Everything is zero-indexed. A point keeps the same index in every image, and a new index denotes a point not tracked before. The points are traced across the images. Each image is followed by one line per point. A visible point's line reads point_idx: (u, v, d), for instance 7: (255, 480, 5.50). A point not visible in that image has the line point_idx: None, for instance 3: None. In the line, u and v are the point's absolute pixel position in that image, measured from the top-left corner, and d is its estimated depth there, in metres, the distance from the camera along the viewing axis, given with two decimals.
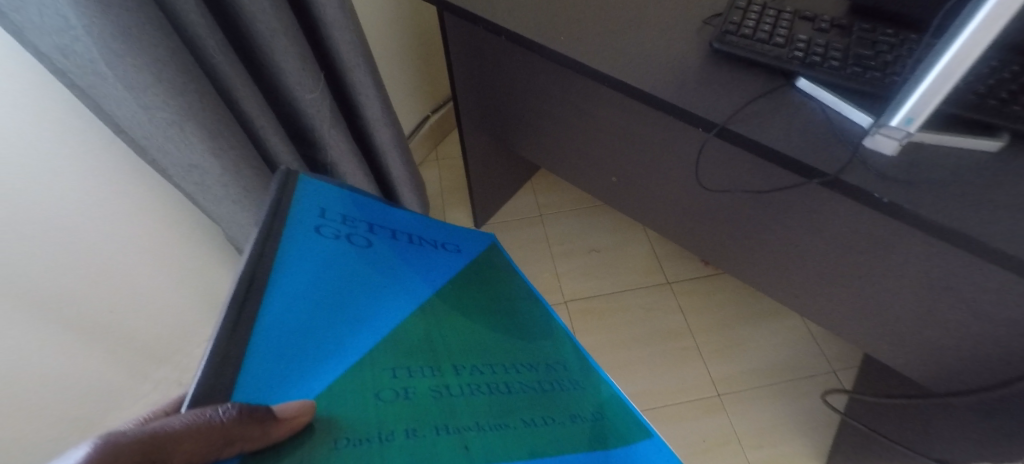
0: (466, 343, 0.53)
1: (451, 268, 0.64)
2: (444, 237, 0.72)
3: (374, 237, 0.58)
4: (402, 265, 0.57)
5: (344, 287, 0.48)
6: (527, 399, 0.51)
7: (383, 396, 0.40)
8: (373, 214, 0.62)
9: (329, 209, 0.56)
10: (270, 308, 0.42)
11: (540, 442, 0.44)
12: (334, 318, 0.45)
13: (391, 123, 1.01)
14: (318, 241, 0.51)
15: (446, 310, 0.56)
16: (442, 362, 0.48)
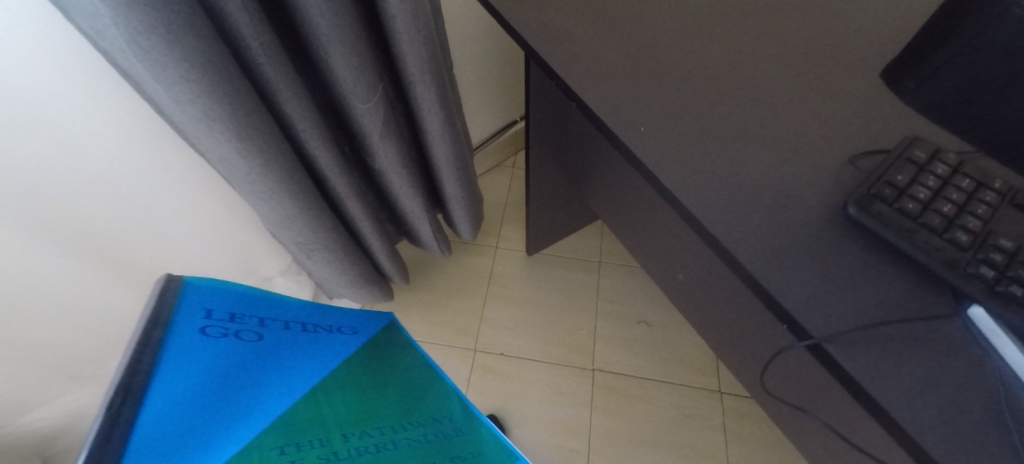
0: (348, 397, 0.36)
1: (366, 360, 0.41)
2: (336, 318, 0.42)
3: (268, 331, 0.34)
4: (290, 368, 0.33)
5: (225, 390, 0.28)
6: (438, 447, 0.39)
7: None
8: (262, 306, 0.34)
9: (216, 306, 0.29)
10: (143, 425, 0.23)
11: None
12: (219, 426, 0.26)
13: (451, 158, 0.88)
14: (205, 343, 0.28)
15: (343, 376, 0.37)
16: (325, 428, 0.32)
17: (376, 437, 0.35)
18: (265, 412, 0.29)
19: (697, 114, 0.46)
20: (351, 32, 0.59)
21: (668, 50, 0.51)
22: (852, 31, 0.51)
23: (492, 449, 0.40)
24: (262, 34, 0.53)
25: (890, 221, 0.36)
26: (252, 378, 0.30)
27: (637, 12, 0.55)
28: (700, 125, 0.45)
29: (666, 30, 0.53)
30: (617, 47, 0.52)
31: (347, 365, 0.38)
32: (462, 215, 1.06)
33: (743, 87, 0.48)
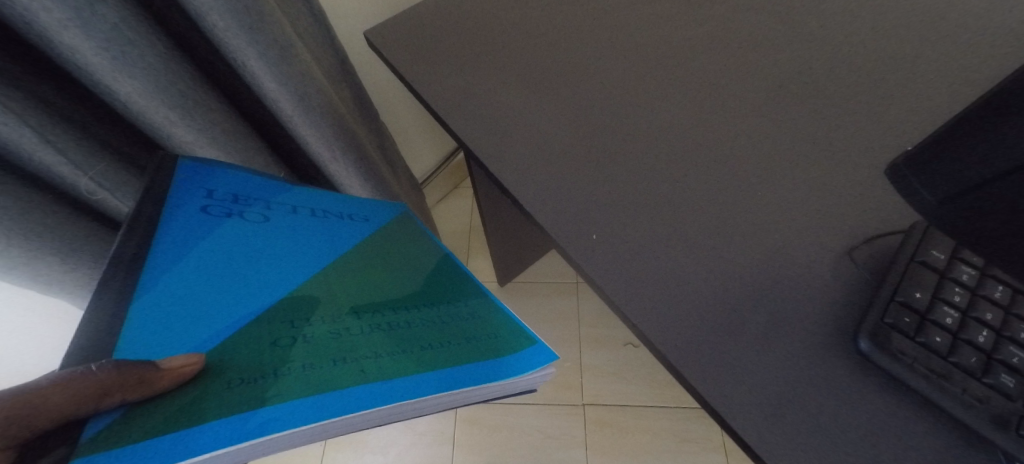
0: (362, 278, 0.32)
1: (381, 236, 0.37)
2: (354, 210, 0.39)
3: (280, 205, 0.33)
4: (314, 232, 0.33)
5: (232, 261, 0.27)
6: (460, 326, 0.31)
7: (284, 354, 0.23)
8: (268, 190, 0.34)
9: (218, 189, 0.30)
10: (143, 302, 0.24)
11: (485, 356, 0.28)
12: (224, 288, 0.26)
13: None
14: (202, 221, 0.28)
15: (356, 251, 0.33)
16: (332, 302, 0.28)
17: (397, 314, 0.30)
18: (279, 284, 0.27)
19: (663, 210, 0.38)
20: (221, 129, 0.47)
21: (619, 118, 0.43)
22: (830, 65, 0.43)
23: (516, 337, 0.32)
24: (93, 164, 0.41)
25: (918, 363, 0.29)
26: (243, 239, 0.29)
27: (573, 67, 0.46)
28: (668, 229, 0.37)
29: (611, 89, 0.44)
30: (558, 122, 0.43)
31: (369, 238, 0.36)
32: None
33: (713, 162, 0.39)
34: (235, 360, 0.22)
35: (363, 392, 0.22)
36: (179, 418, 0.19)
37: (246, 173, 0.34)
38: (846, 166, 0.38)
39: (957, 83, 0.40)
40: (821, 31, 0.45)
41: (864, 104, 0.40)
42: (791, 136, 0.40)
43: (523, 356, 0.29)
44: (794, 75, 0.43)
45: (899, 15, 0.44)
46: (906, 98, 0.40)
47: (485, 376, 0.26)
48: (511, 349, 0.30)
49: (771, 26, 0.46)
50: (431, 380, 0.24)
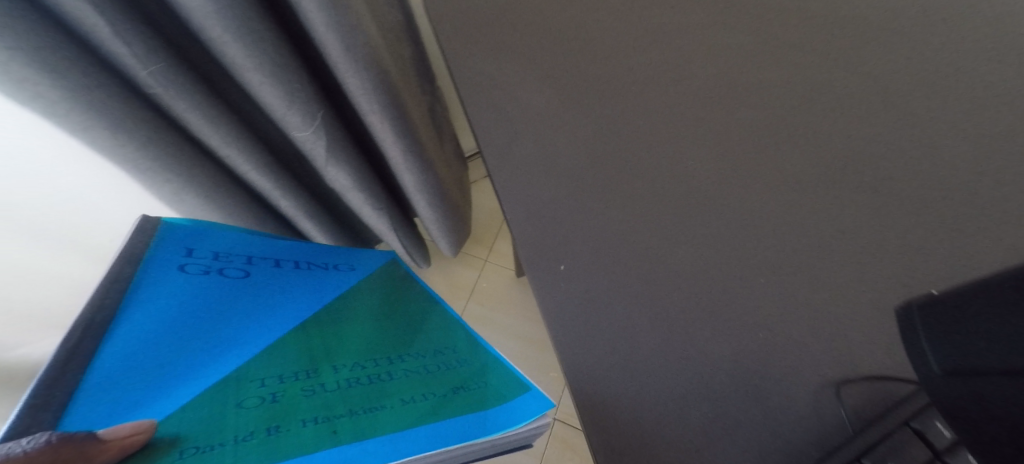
0: (358, 335, 0.34)
1: (355, 288, 0.40)
2: (341, 257, 0.44)
3: (258, 264, 0.35)
4: (291, 296, 0.35)
5: (205, 328, 0.29)
6: (440, 379, 0.32)
7: (268, 411, 0.25)
8: (252, 247, 0.35)
9: (199, 248, 0.31)
10: (98, 375, 0.24)
11: (472, 406, 0.29)
12: (185, 365, 0.27)
13: (424, 186, 0.76)
14: (182, 285, 0.29)
15: (331, 308, 0.36)
16: (312, 359, 0.30)
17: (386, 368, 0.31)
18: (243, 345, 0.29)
19: (641, 255, 0.37)
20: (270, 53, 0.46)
21: (633, 149, 0.41)
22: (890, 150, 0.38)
23: (512, 383, 0.33)
24: (152, 61, 0.40)
25: None
26: (218, 306, 0.30)
27: (612, 87, 0.44)
28: (642, 280, 0.36)
29: (641, 122, 0.42)
30: (573, 138, 0.42)
31: (347, 297, 0.38)
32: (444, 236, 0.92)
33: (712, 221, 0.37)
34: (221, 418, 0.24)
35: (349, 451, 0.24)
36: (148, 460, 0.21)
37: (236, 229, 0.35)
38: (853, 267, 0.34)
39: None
40: (898, 106, 0.39)
41: (906, 205, 0.36)
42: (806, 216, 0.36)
43: (509, 407, 0.29)
44: (843, 151, 0.38)
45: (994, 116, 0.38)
46: (959, 209, 0.35)
47: (477, 427, 0.26)
48: (499, 398, 0.30)
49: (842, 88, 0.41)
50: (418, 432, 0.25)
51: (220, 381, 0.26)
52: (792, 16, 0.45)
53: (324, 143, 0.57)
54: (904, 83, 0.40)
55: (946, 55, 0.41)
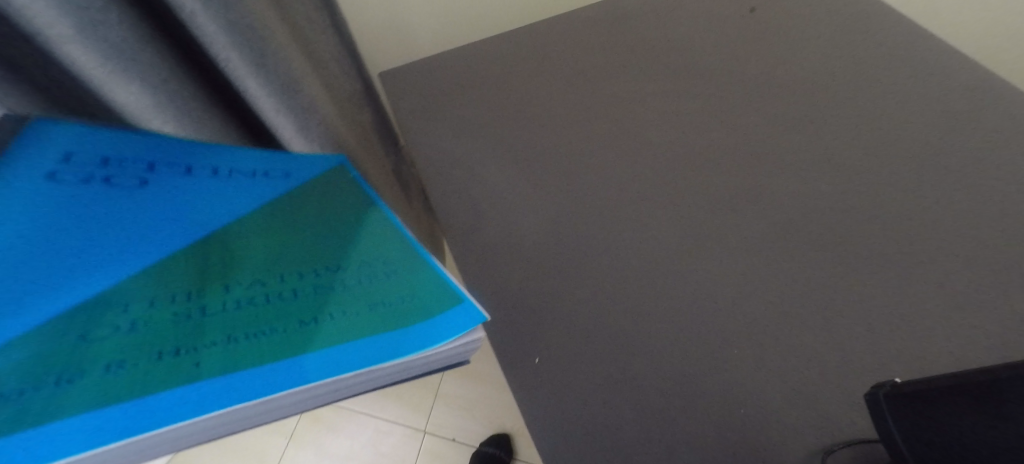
0: (250, 250, 0.34)
1: (303, 194, 0.39)
2: (275, 165, 0.41)
3: (161, 173, 0.37)
4: (203, 198, 0.36)
5: (100, 227, 0.33)
6: (361, 288, 0.33)
7: (80, 395, 0.26)
8: (138, 150, 0.37)
9: (79, 154, 0.35)
10: None
11: (389, 328, 0.31)
12: (51, 289, 0.29)
13: None
14: (59, 195, 0.33)
15: (260, 219, 0.36)
16: (202, 275, 0.31)
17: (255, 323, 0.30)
18: (136, 250, 0.32)
19: (612, 332, 0.39)
20: None
21: (593, 230, 0.44)
22: (836, 212, 0.41)
23: (438, 297, 0.33)
24: None
25: None
26: (107, 224, 0.33)
27: (565, 176, 0.48)
28: (607, 359, 0.38)
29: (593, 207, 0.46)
30: (535, 223, 0.46)
31: (282, 201, 0.38)
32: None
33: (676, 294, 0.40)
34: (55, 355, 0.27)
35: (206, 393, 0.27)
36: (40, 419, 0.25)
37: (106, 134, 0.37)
38: (809, 328, 0.37)
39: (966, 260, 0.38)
40: (838, 171, 0.43)
41: (857, 265, 0.39)
42: (762, 283, 0.39)
43: (437, 321, 0.31)
44: (792, 218, 0.42)
45: (903, 166, 0.43)
46: (906, 266, 0.38)
47: (385, 353, 0.29)
48: (428, 312, 0.32)
49: (783, 159, 0.45)
50: (277, 369, 0.28)
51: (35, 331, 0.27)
52: (732, 99, 0.50)
53: None
54: (841, 150, 0.44)
55: (850, 119, 0.46)
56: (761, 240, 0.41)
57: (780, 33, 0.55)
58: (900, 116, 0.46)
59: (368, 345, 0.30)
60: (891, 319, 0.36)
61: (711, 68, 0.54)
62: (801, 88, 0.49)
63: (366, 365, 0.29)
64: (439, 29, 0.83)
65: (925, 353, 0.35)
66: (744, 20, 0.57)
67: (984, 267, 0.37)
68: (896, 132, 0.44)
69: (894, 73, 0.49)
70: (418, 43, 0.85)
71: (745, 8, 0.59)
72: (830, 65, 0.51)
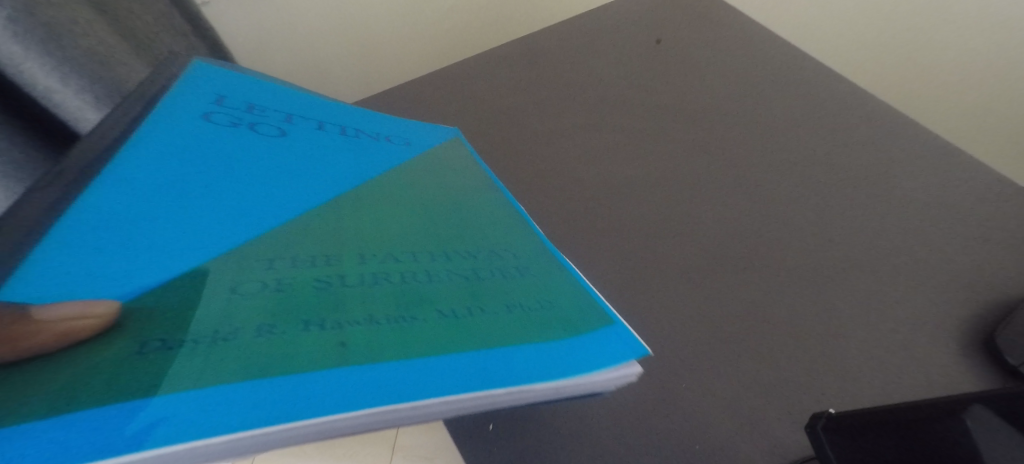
0: (412, 216, 0.36)
1: (415, 161, 0.43)
2: (388, 129, 0.46)
3: (292, 124, 0.40)
4: (319, 147, 0.39)
5: (246, 159, 0.35)
6: (499, 282, 0.31)
7: (318, 350, 0.23)
8: (291, 107, 0.41)
9: (227, 98, 0.38)
10: (75, 222, 0.27)
11: (547, 337, 0.28)
12: (202, 188, 0.32)
13: None
14: (203, 128, 0.35)
15: (388, 181, 0.39)
16: (342, 246, 0.31)
17: (423, 291, 0.28)
18: (274, 202, 0.33)
19: None
20: None
21: None
22: (752, 236, 0.45)
23: (581, 312, 0.31)
24: None
25: None
26: (248, 147, 0.36)
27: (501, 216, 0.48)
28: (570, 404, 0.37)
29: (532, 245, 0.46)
30: None
31: (412, 167, 0.42)
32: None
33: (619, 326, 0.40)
34: (197, 314, 0.24)
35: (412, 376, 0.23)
36: (210, 376, 0.21)
37: (272, 92, 0.41)
38: (745, 347, 0.39)
39: (865, 273, 0.43)
40: (748, 199, 0.48)
41: (778, 283, 0.42)
42: (697, 307, 0.41)
43: (595, 339, 0.29)
44: (716, 243, 0.45)
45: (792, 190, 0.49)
46: (814, 279, 0.43)
47: (535, 370, 0.26)
48: (587, 326, 0.30)
49: (700, 188, 0.49)
50: (496, 356, 0.26)
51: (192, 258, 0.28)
52: (653, 131, 0.55)
53: None
54: (749, 180, 0.50)
55: (744, 149, 0.52)
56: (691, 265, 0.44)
57: (684, 68, 0.61)
58: (791, 147, 0.52)
59: (525, 353, 0.26)
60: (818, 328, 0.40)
61: (619, 102, 0.58)
62: (707, 121, 0.55)
63: (553, 379, 0.26)
64: (356, 74, 0.98)
65: (846, 360, 0.38)
66: (652, 53, 0.63)
67: (881, 279, 0.43)
68: (790, 164, 0.51)
69: (779, 108, 0.56)
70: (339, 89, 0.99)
71: (652, 38, 0.65)
72: (729, 99, 0.57)
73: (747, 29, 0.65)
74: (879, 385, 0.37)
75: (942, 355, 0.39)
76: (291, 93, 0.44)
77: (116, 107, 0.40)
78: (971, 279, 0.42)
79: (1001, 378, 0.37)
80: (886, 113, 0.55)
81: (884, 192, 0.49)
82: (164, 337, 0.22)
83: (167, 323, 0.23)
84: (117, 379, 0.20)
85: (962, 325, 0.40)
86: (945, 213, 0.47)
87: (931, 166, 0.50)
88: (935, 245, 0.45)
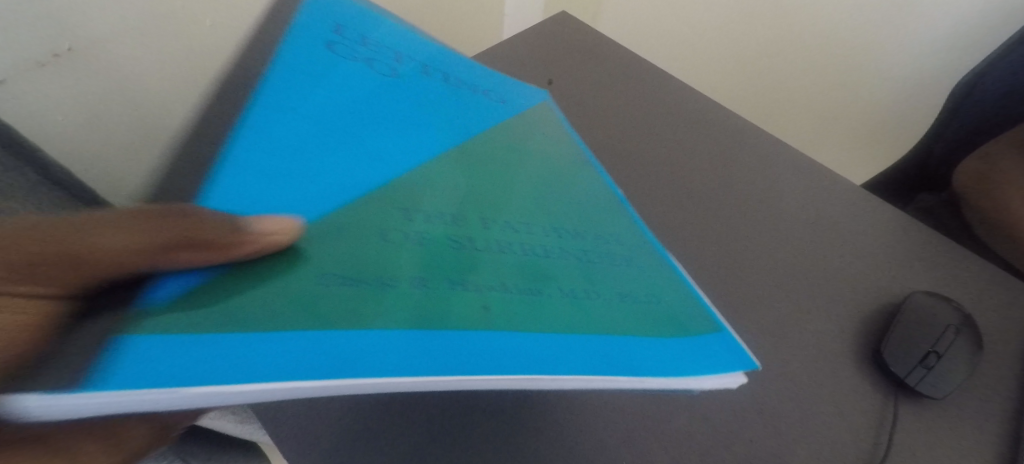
0: (525, 187, 0.40)
1: (508, 118, 0.45)
2: (487, 82, 0.47)
3: (403, 71, 0.42)
4: (417, 101, 0.41)
5: (359, 107, 0.37)
6: (611, 272, 0.36)
7: (462, 306, 0.28)
8: (406, 50, 0.43)
9: (347, 27, 0.40)
10: (242, 150, 0.30)
11: (646, 328, 0.33)
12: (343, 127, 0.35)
13: (220, 422, 0.62)
14: (328, 57, 0.37)
15: (488, 145, 0.42)
16: (474, 211, 0.35)
17: (528, 263, 0.33)
18: (381, 158, 0.35)
19: None
20: None
21: None
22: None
23: (678, 308, 0.36)
24: None
25: None
26: (377, 94, 0.39)
27: None
28: None
29: None
30: None
31: (495, 122, 0.44)
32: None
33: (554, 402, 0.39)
34: (361, 256, 0.28)
35: (526, 346, 0.27)
36: (381, 319, 0.25)
37: (404, 32, 0.44)
38: (671, 411, 0.40)
39: (767, 308, 0.46)
40: (657, 245, 0.50)
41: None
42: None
43: (692, 343, 0.33)
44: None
45: (688, 227, 0.51)
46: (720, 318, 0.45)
47: (642, 362, 0.30)
48: (682, 328, 0.34)
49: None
50: (611, 343, 0.30)
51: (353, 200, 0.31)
52: None
53: None
54: (656, 223, 0.51)
55: (640, 189, 0.54)
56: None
57: (579, 110, 0.61)
58: (689, 186, 0.55)
59: (627, 341, 0.31)
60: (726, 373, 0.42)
61: None
62: (608, 165, 0.56)
63: (670, 375, 0.30)
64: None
65: (756, 404, 0.41)
66: (545, 94, 0.62)
67: (782, 312, 0.46)
68: (690, 203, 0.53)
69: (667, 144, 0.58)
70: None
71: (543, 79, 0.64)
72: (625, 139, 0.58)
73: (630, 63, 0.67)
74: (792, 420, 0.40)
75: (841, 377, 0.43)
76: (410, 35, 0.44)
77: None
78: (855, 297, 0.47)
79: (885, 392, 0.42)
80: (764, 141, 0.59)
81: (774, 221, 0.52)
82: (339, 274, 0.27)
83: (335, 261, 0.27)
84: (310, 306, 0.24)
85: (853, 344, 0.44)
86: (826, 235, 0.51)
87: (806, 189, 0.55)
88: (822, 268, 0.49)
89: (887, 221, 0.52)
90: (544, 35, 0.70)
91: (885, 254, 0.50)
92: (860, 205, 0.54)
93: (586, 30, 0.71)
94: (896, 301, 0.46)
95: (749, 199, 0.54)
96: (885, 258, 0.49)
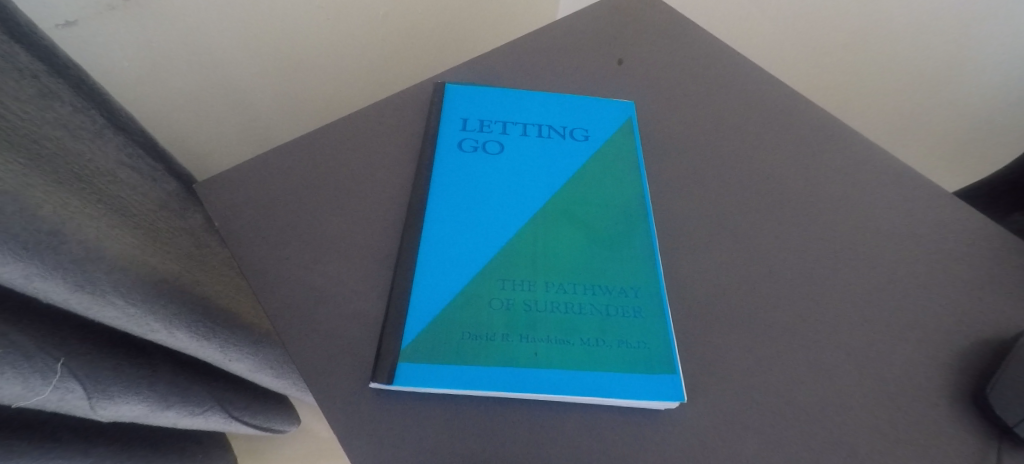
0: (573, 243, 0.43)
1: (600, 156, 0.49)
2: (574, 121, 0.52)
3: (505, 137, 0.49)
4: (537, 159, 0.48)
5: (508, 184, 0.46)
6: (625, 321, 0.39)
7: (521, 346, 0.37)
8: (521, 121, 0.51)
9: (470, 122, 0.50)
10: (427, 258, 0.41)
11: (642, 367, 0.37)
12: (501, 211, 0.44)
13: (263, 376, 0.62)
14: (464, 160, 0.47)
15: (564, 199, 0.46)
16: (540, 271, 0.41)
17: (598, 299, 0.40)
18: (510, 215, 0.44)
19: None
20: (35, 294, 0.37)
21: None
22: (743, 292, 0.43)
23: (664, 352, 0.38)
24: None
25: None
26: (499, 170, 0.47)
27: None
28: None
29: None
30: None
31: (585, 173, 0.48)
32: (270, 419, 0.80)
33: (618, 415, 0.37)
34: (468, 323, 0.38)
35: (595, 377, 0.37)
36: (469, 360, 0.36)
37: (528, 101, 0.53)
38: (749, 433, 0.37)
39: (854, 329, 0.42)
40: (732, 247, 0.45)
41: (771, 349, 0.41)
42: (695, 383, 0.39)
43: (654, 383, 0.37)
44: (707, 304, 0.42)
45: (767, 233, 0.47)
46: (797, 338, 0.41)
47: (629, 395, 0.36)
48: (656, 363, 0.38)
49: (685, 237, 0.46)
50: (610, 379, 0.37)
51: (471, 283, 0.40)
52: None
53: (75, 391, 0.44)
54: (732, 224, 0.47)
55: (713, 184, 0.50)
56: (684, 331, 0.41)
57: (650, 94, 0.56)
58: (766, 185, 0.50)
59: (617, 378, 0.37)
60: (808, 398, 0.39)
61: None
62: (683, 156, 0.51)
63: (645, 399, 0.36)
64: (295, 115, 0.72)
65: (840, 436, 0.37)
66: (613, 75, 0.58)
67: (872, 335, 0.42)
68: (770, 206, 0.48)
69: (743, 137, 0.53)
70: (274, 140, 0.72)
71: (612, 59, 0.59)
72: (703, 129, 0.54)
73: (704, 46, 0.61)
74: (880, 458, 0.37)
75: (938, 415, 0.38)
76: (502, 96, 0.53)
77: (421, 118, 0.51)
78: (956, 324, 0.42)
79: (990, 431, 0.38)
80: (857, 141, 0.53)
81: (867, 232, 0.47)
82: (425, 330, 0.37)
83: (443, 326, 0.38)
84: (427, 348, 0.37)
85: (952, 378, 0.40)
86: (926, 252, 0.46)
87: (901, 199, 0.49)
88: (921, 291, 0.44)
89: (994, 241, 0.46)
90: (614, 9, 0.65)
91: (991, 280, 0.44)
92: (966, 220, 0.48)
93: (658, 7, 0.65)
94: (1006, 337, 0.41)
95: (836, 207, 0.49)
96: (994, 285, 0.44)
